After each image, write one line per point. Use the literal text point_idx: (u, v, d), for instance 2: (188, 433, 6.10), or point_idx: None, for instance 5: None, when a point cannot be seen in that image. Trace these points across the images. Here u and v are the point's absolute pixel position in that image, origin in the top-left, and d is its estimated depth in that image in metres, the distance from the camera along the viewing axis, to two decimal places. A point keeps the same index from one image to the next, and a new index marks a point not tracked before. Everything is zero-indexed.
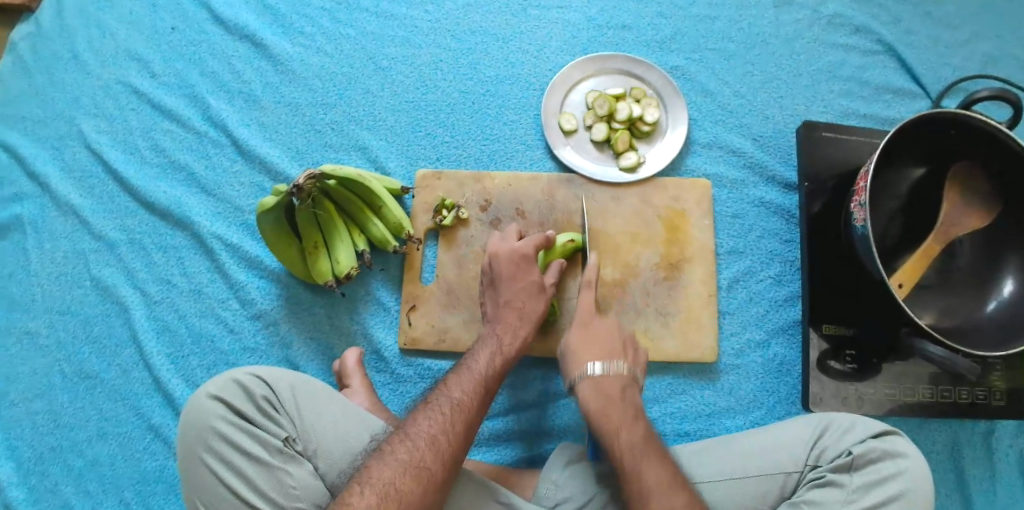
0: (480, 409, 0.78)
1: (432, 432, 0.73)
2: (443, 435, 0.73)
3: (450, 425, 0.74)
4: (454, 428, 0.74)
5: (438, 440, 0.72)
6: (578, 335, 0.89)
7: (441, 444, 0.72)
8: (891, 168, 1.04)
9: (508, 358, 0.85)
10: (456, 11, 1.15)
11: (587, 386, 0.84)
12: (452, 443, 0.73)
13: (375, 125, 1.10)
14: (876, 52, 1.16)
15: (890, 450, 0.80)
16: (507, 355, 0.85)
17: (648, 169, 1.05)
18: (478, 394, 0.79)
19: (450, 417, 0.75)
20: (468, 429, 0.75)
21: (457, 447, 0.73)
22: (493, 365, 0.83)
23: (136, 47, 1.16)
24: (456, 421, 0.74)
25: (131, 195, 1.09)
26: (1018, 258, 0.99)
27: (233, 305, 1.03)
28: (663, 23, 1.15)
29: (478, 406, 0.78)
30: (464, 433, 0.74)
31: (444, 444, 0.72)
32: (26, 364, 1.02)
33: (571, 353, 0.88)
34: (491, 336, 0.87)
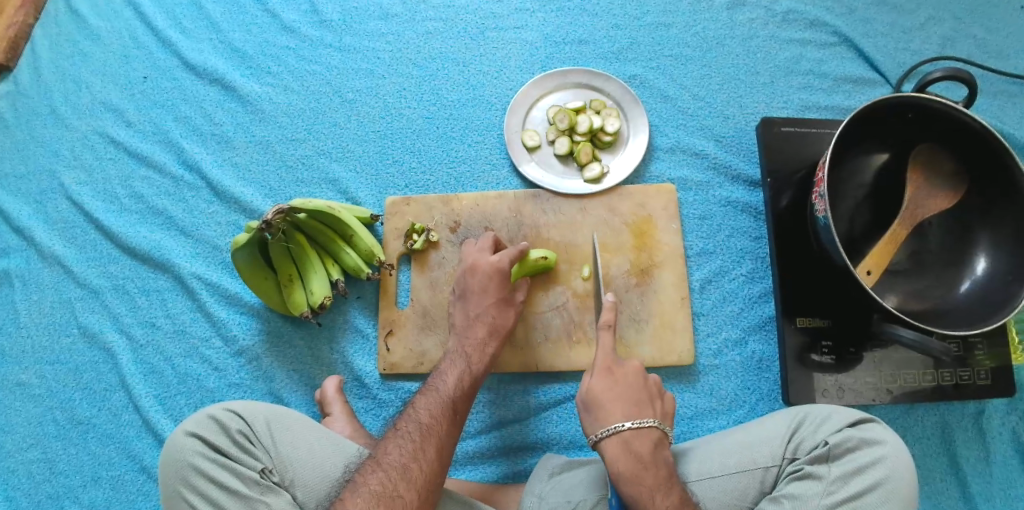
0: (450, 433, 0.79)
1: (404, 460, 0.74)
2: (415, 463, 0.74)
3: (421, 451, 0.75)
4: (425, 455, 0.75)
5: (410, 468, 0.74)
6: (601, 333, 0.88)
7: (413, 471, 0.74)
8: (853, 157, 1.06)
9: (476, 376, 0.87)
10: (416, 39, 1.18)
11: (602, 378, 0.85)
12: (424, 469, 0.74)
13: (344, 157, 1.12)
14: (833, 44, 1.18)
15: (866, 438, 0.80)
16: (475, 372, 0.87)
17: (613, 179, 1.06)
18: (447, 418, 0.80)
19: (420, 444, 0.76)
20: (439, 453, 0.76)
21: (430, 474, 0.75)
22: (462, 387, 0.85)
23: (110, 98, 1.20)
24: (427, 447, 0.76)
25: (113, 243, 1.12)
26: (989, 237, 0.99)
27: (217, 343, 1.05)
28: (619, 34, 1.17)
29: (447, 429, 0.79)
30: (436, 458, 0.76)
31: (416, 471, 0.74)
32: (20, 414, 1.05)
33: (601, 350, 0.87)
34: (464, 353, 0.89)
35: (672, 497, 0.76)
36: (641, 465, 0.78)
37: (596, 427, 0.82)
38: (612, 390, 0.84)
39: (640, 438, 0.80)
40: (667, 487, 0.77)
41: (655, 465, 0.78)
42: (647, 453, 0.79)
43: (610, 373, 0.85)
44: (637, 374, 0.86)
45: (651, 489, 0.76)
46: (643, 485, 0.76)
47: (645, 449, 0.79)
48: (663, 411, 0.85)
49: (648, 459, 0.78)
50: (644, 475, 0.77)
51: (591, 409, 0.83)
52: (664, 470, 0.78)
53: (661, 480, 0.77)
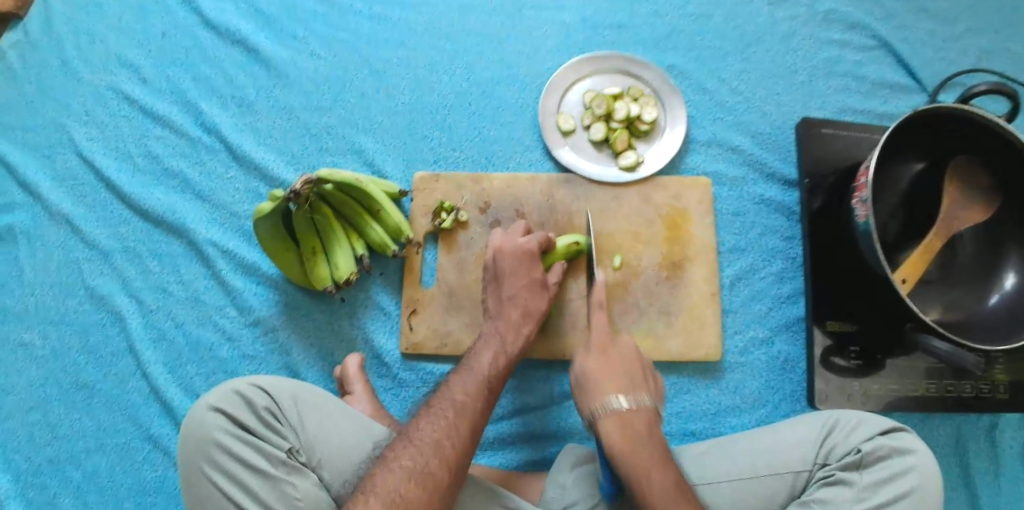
0: (483, 412, 0.77)
1: (436, 437, 0.72)
2: (448, 440, 0.73)
3: (454, 429, 0.74)
4: (459, 433, 0.74)
5: (443, 445, 0.72)
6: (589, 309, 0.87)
7: (445, 449, 0.72)
8: (889, 164, 1.05)
9: (511, 356, 0.85)
10: (450, 12, 1.14)
11: (595, 356, 0.82)
12: (457, 447, 0.72)
13: (371, 128, 1.09)
14: (873, 48, 1.16)
15: (898, 447, 0.81)
16: (510, 353, 0.84)
17: (647, 169, 1.04)
18: (482, 397, 0.78)
19: (454, 421, 0.74)
20: (472, 432, 0.75)
21: (463, 451, 0.73)
22: (498, 365, 0.83)
23: (128, 53, 1.15)
24: (460, 424, 0.74)
25: (125, 203, 1.07)
26: (1019, 253, 0.99)
27: (231, 312, 1.01)
28: (659, 22, 1.14)
29: (481, 408, 0.77)
30: (469, 436, 0.74)
31: (449, 448, 0.72)
32: (21, 375, 1.00)
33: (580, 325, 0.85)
34: (495, 333, 0.87)
35: (655, 452, 0.74)
36: (637, 440, 0.75)
37: (590, 404, 0.79)
38: (605, 366, 0.81)
39: (637, 417, 0.76)
40: (663, 465, 0.74)
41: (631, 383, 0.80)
42: (645, 433, 0.76)
43: (604, 352, 0.82)
44: (630, 352, 0.83)
45: (645, 467, 0.73)
46: (638, 463, 0.73)
47: (642, 427, 0.76)
48: (654, 389, 0.82)
49: (643, 435, 0.75)
50: (639, 456, 0.73)
51: (584, 381, 0.80)
52: (660, 450, 0.75)
53: (656, 457, 0.74)
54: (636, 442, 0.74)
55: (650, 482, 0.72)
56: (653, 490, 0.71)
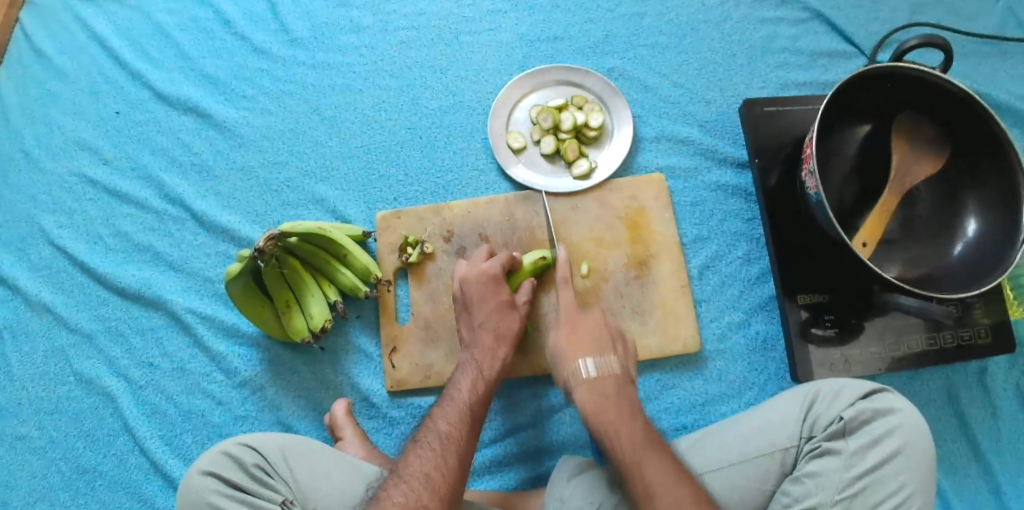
0: (469, 439, 0.79)
1: (425, 469, 0.74)
2: (437, 471, 0.74)
3: (442, 459, 0.75)
4: (447, 463, 0.75)
5: (432, 477, 0.73)
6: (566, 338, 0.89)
7: (435, 480, 0.73)
8: (839, 130, 1.05)
9: (491, 381, 0.87)
10: (391, 50, 1.17)
11: (583, 388, 0.83)
12: (447, 477, 0.74)
13: (329, 176, 1.11)
14: (806, 20, 1.18)
15: (878, 408, 0.82)
16: (489, 378, 0.86)
17: (601, 174, 1.06)
18: (466, 424, 0.80)
19: (441, 452, 0.76)
20: (460, 460, 0.76)
21: (453, 481, 0.74)
22: (480, 391, 0.84)
23: (85, 137, 1.17)
24: (447, 454, 0.76)
25: (101, 284, 1.09)
26: (977, 198, 1.00)
27: (218, 377, 1.03)
28: (594, 28, 1.17)
29: (466, 435, 0.79)
30: (457, 465, 0.75)
31: (439, 479, 0.73)
32: (23, 469, 1.02)
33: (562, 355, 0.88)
34: (470, 360, 0.88)
35: (637, 429, 0.79)
36: (605, 399, 0.82)
37: (563, 370, 0.86)
38: (575, 341, 0.88)
39: (604, 380, 0.84)
40: (631, 416, 0.80)
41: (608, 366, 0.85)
42: (612, 391, 0.83)
43: (573, 328, 0.89)
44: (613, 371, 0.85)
45: (615, 419, 0.80)
46: (606, 417, 0.80)
47: (610, 388, 0.83)
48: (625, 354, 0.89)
49: (612, 394, 0.83)
50: (608, 413, 0.80)
51: (557, 355, 0.88)
52: (627, 402, 0.82)
53: (624, 410, 0.81)
54: (616, 417, 0.80)
55: (619, 431, 0.78)
56: (620, 435, 0.78)
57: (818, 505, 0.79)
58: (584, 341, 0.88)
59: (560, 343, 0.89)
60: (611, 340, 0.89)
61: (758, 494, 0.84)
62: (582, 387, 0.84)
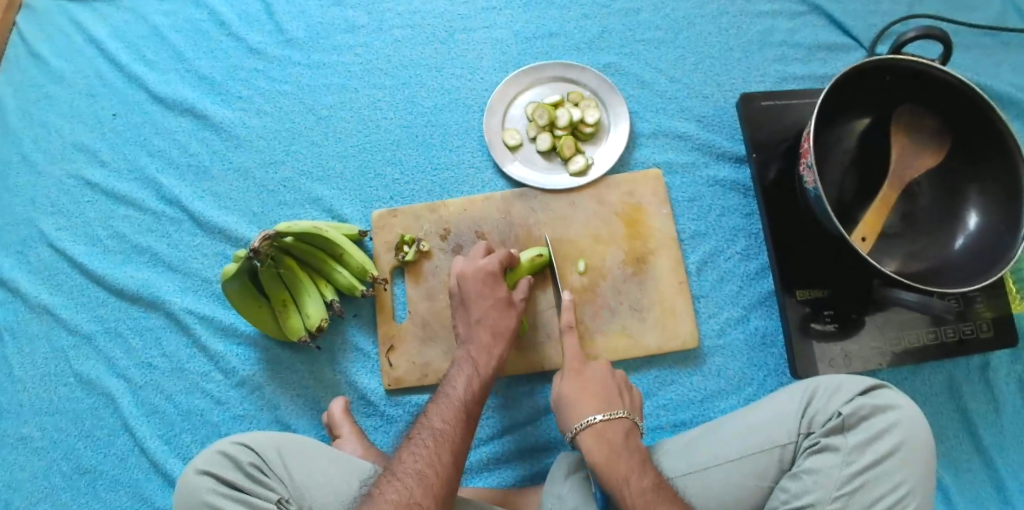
0: (463, 436, 0.79)
1: (419, 467, 0.74)
2: (431, 468, 0.74)
3: (436, 457, 0.75)
4: (441, 460, 0.75)
5: (426, 474, 0.74)
6: (569, 383, 0.87)
7: (428, 477, 0.73)
8: (837, 123, 1.04)
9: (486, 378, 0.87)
10: (386, 48, 1.17)
11: (590, 436, 0.81)
12: (441, 474, 0.74)
13: (326, 175, 1.11)
14: (803, 13, 1.17)
15: (878, 404, 0.82)
16: (484, 375, 0.86)
17: (598, 170, 1.06)
18: (460, 421, 0.80)
19: (434, 449, 0.76)
20: (454, 457, 0.76)
21: (447, 478, 0.74)
22: (475, 388, 0.85)
23: (83, 138, 1.17)
24: (442, 452, 0.76)
25: (100, 285, 1.09)
26: (978, 190, 0.98)
27: (217, 376, 1.03)
28: (589, 24, 1.16)
29: (460, 432, 0.79)
30: (451, 462, 0.76)
31: (433, 476, 0.74)
32: (24, 470, 1.02)
33: (565, 402, 0.86)
34: (466, 356, 0.88)
35: (648, 480, 0.76)
36: (615, 452, 0.79)
37: (570, 422, 0.84)
38: (581, 386, 0.86)
39: (611, 428, 0.81)
40: (641, 471, 0.78)
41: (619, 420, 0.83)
42: (621, 440, 0.81)
43: (580, 374, 0.87)
44: (625, 426, 0.82)
45: (624, 474, 0.77)
46: (616, 471, 0.77)
47: (619, 437, 0.81)
48: (632, 406, 0.86)
49: (621, 446, 0.80)
50: (617, 461, 0.78)
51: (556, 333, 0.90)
52: (637, 455, 0.79)
53: (634, 464, 0.78)
54: (628, 470, 0.77)
55: (628, 490, 0.75)
56: (632, 493, 0.75)
57: (817, 501, 0.78)
58: (594, 390, 0.86)
59: (564, 391, 0.86)
60: (620, 389, 0.87)
61: (757, 491, 0.84)
62: (587, 432, 0.81)
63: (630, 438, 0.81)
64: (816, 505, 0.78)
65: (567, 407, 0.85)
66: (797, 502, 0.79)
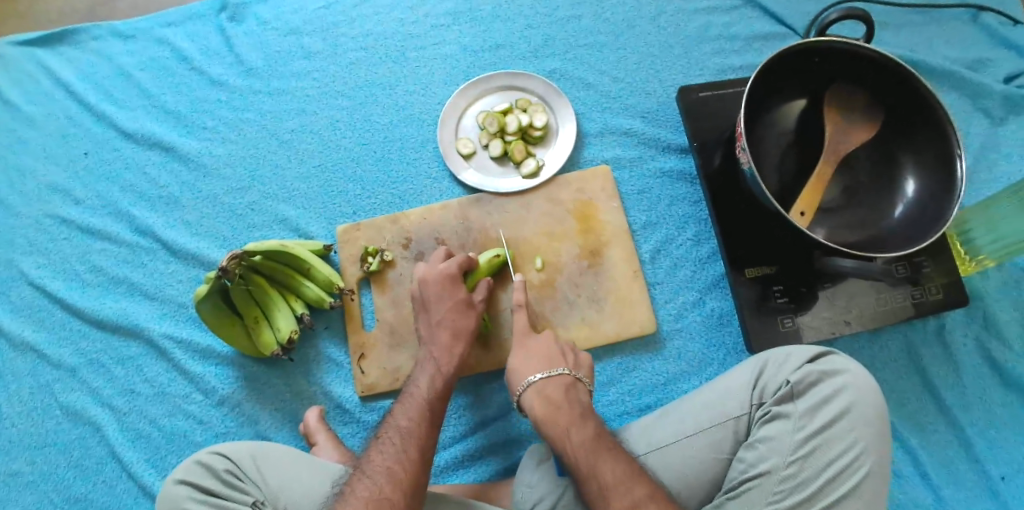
0: (429, 431, 0.83)
1: (386, 463, 0.78)
2: (399, 464, 0.78)
3: (403, 453, 0.79)
4: (408, 456, 0.79)
5: (395, 470, 0.77)
6: (518, 354, 0.93)
7: (396, 472, 0.77)
8: (774, 106, 1.08)
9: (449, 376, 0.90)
10: (341, 72, 1.22)
11: (531, 394, 0.87)
12: (408, 468, 0.77)
13: (291, 196, 1.16)
14: (738, 7, 1.22)
15: (824, 370, 0.85)
16: (446, 373, 0.90)
17: (549, 171, 1.11)
18: (425, 419, 0.84)
19: (401, 446, 0.80)
20: (421, 452, 0.80)
21: (414, 471, 0.77)
22: (438, 388, 0.88)
23: (57, 180, 1.21)
24: (408, 448, 0.79)
25: (80, 319, 1.13)
26: (912, 159, 1.03)
27: (197, 397, 1.07)
28: (533, 33, 1.21)
29: (426, 428, 0.83)
30: (419, 457, 0.79)
31: (401, 471, 0.77)
32: (17, 504, 1.06)
33: (513, 370, 0.91)
34: (429, 357, 0.92)
35: (586, 431, 0.82)
36: (554, 406, 0.85)
37: (517, 385, 0.90)
38: (526, 355, 0.92)
39: (552, 386, 0.87)
40: (582, 421, 0.83)
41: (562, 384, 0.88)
42: (563, 396, 0.86)
43: (524, 345, 0.93)
44: (564, 383, 0.88)
45: (565, 425, 0.82)
46: (557, 424, 0.83)
47: (559, 393, 0.86)
48: (578, 364, 0.92)
49: (562, 401, 0.86)
50: (558, 416, 0.84)
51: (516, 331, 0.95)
52: (577, 407, 0.85)
53: (573, 417, 0.83)
54: (569, 422, 0.83)
55: (570, 440, 0.81)
56: (573, 445, 0.80)
57: (772, 468, 0.82)
58: (538, 355, 0.91)
59: (516, 361, 0.92)
60: (561, 352, 0.92)
61: (716, 463, 0.87)
62: (530, 392, 0.87)
63: (570, 392, 0.87)
64: (771, 472, 0.82)
65: (515, 375, 0.91)
66: (754, 471, 0.83)
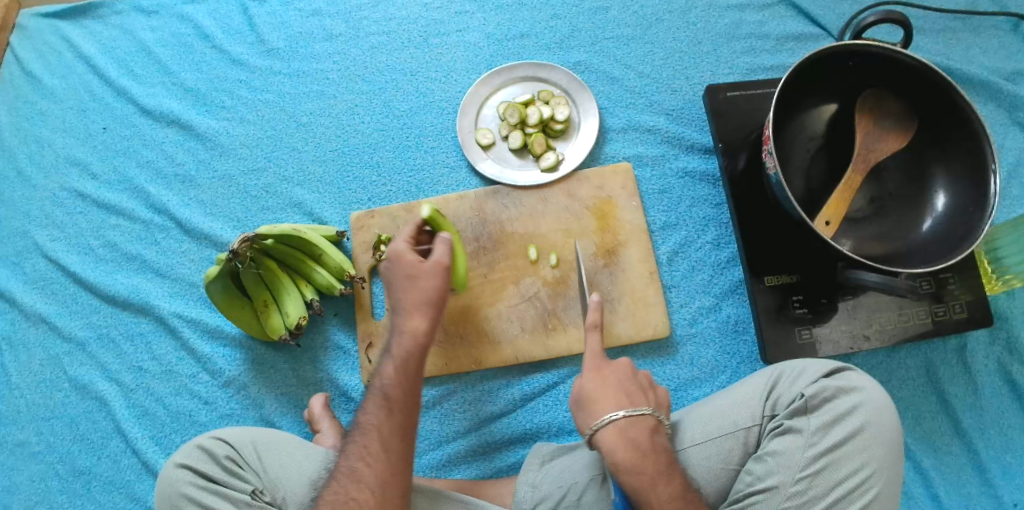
0: (388, 422, 0.79)
1: (351, 463, 0.77)
2: (361, 463, 0.77)
3: (365, 451, 0.77)
4: (370, 453, 0.77)
5: (359, 469, 0.76)
6: (590, 381, 0.83)
7: (361, 471, 0.76)
8: (803, 110, 1.05)
9: (414, 357, 0.83)
10: (361, 55, 1.20)
11: (611, 434, 0.79)
12: (371, 467, 0.76)
13: (306, 179, 1.14)
14: (771, 5, 1.19)
15: (841, 386, 0.83)
16: (400, 354, 0.83)
17: (568, 166, 1.08)
18: (382, 409, 0.80)
19: (363, 444, 0.78)
20: (383, 447, 0.77)
21: (378, 468, 0.76)
22: (404, 375, 0.82)
23: (74, 152, 1.21)
24: (369, 445, 0.78)
25: (92, 293, 1.13)
26: (945, 171, 0.99)
27: (204, 377, 1.07)
28: (559, 24, 1.19)
29: (384, 419, 0.79)
30: (381, 452, 0.77)
31: (364, 470, 0.76)
32: (23, 474, 1.06)
33: (585, 401, 0.82)
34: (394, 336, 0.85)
35: (671, 483, 0.77)
36: (641, 453, 0.77)
37: (588, 421, 0.81)
38: (604, 387, 0.82)
39: (638, 430, 0.79)
40: (667, 474, 0.77)
41: (647, 429, 0.79)
42: (646, 440, 0.79)
43: (601, 372, 0.83)
44: (648, 426, 0.80)
45: (652, 478, 0.76)
46: (645, 475, 0.76)
47: (644, 437, 0.79)
48: (656, 397, 0.84)
49: (647, 447, 0.78)
50: (645, 465, 0.77)
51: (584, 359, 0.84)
52: (664, 456, 0.78)
53: (660, 468, 0.77)
54: (655, 472, 0.77)
55: (655, 495, 0.76)
56: (659, 498, 0.76)
57: (779, 484, 0.80)
58: (609, 390, 0.82)
59: (587, 389, 0.82)
60: (643, 386, 0.84)
61: (723, 474, 0.86)
62: (610, 433, 0.79)
63: (656, 435, 0.80)
64: (778, 487, 0.80)
65: (587, 411, 0.81)
66: (761, 484, 0.81)
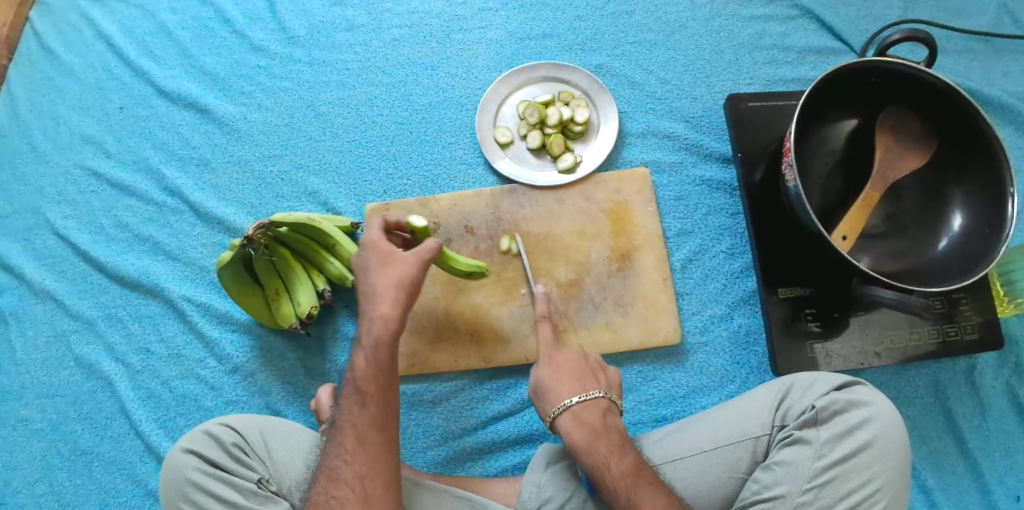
0: (359, 417, 0.78)
1: (332, 462, 0.76)
2: (338, 463, 0.76)
3: (340, 450, 0.76)
4: (346, 451, 0.76)
5: (337, 467, 0.75)
6: (548, 372, 0.86)
7: (339, 469, 0.75)
8: (823, 124, 1.04)
9: (384, 345, 0.81)
10: (383, 47, 1.20)
11: (568, 419, 0.81)
12: (348, 464, 0.75)
13: (321, 169, 1.14)
14: (795, 17, 1.19)
15: (852, 399, 0.83)
16: (363, 346, 0.80)
17: (586, 168, 1.08)
18: (354, 404, 0.79)
19: (340, 442, 0.77)
20: (359, 444, 0.76)
21: (356, 465, 0.75)
22: (374, 365, 0.80)
23: (89, 131, 1.21)
24: (344, 443, 0.77)
25: (102, 273, 1.13)
26: (963, 191, 0.99)
27: (211, 362, 1.06)
28: (582, 26, 1.18)
29: (356, 415, 0.78)
30: (356, 449, 0.76)
31: (342, 468, 0.75)
32: (24, 450, 1.06)
33: (545, 389, 0.85)
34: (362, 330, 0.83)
35: (628, 464, 0.77)
36: (596, 434, 0.79)
37: (548, 408, 0.83)
38: (556, 375, 0.85)
39: (590, 410, 0.81)
40: (621, 452, 0.78)
41: (603, 417, 0.81)
42: (599, 422, 0.80)
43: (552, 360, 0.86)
44: (600, 408, 0.81)
45: (605, 455, 0.78)
46: (598, 455, 0.78)
47: (597, 419, 0.81)
48: (608, 385, 0.85)
49: (600, 429, 0.80)
50: (599, 445, 0.78)
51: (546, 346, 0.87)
52: (616, 436, 0.80)
53: (614, 446, 0.78)
54: (608, 454, 0.78)
55: (610, 473, 0.77)
56: (615, 477, 0.76)
57: (787, 493, 0.79)
58: (568, 376, 0.85)
59: (549, 379, 0.85)
60: (595, 370, 0.86)
61: (730, 482, 0.85)
62: (566, 415, 0.81)
63: (609, 417, 0.81)
64: (786, 496, 0.79)
65: (547, 398, 0.84)
66: (768, 492, 0.80)
